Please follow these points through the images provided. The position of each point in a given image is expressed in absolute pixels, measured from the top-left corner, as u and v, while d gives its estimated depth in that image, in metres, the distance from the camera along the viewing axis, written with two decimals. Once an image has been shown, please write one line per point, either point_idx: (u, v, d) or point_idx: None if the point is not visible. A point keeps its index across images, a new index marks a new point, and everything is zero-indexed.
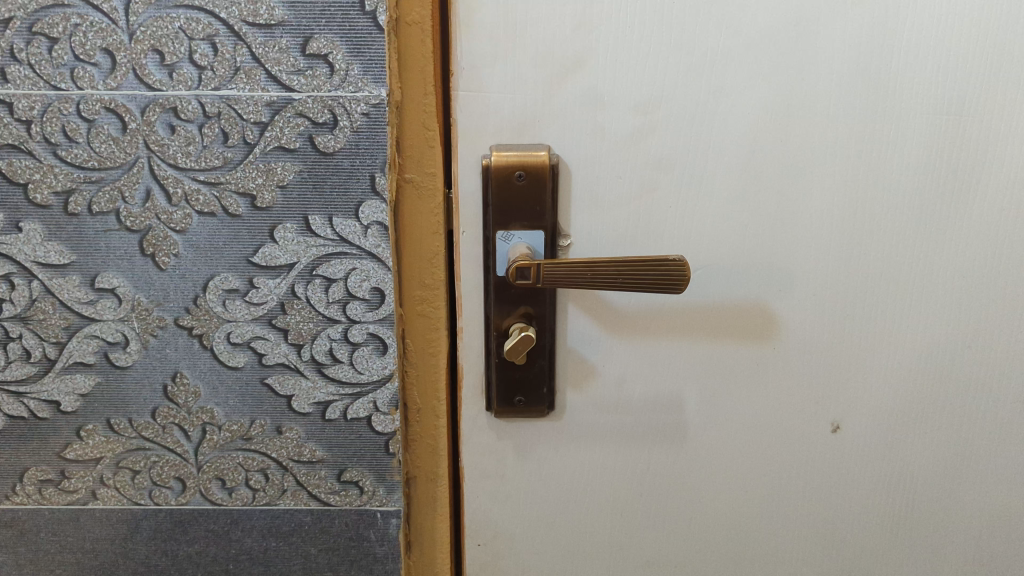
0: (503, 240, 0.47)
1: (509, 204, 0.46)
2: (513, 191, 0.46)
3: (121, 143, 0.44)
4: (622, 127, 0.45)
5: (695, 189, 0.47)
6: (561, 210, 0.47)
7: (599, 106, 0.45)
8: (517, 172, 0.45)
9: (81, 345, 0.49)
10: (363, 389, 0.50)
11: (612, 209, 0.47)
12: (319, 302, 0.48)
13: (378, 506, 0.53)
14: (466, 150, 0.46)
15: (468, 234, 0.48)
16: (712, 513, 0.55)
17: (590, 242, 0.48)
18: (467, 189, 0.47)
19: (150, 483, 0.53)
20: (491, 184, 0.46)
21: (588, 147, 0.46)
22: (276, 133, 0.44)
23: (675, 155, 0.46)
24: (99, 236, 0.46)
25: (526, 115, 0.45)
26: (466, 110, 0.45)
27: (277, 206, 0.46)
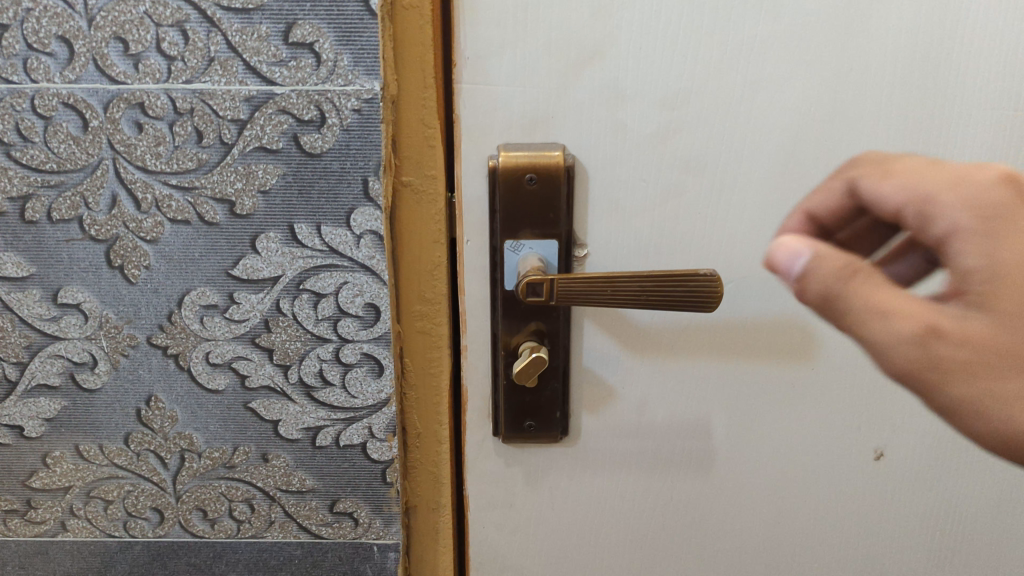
0: (513, 251, 0.42)
1: (519, 210, 0.41)
2: (523, 196, 0.41)
3: (81, 143, 0.39)
4: (646, 125, 0.40)
5: (728, 193, 0.42)
6: (576, 216, 0.42)
7: (621, 101, 0.40)
8: (527, 175, 0.40)
9: (45, 365, 0.44)
10: (357, 413, 0.45)
11: (635, 214, 0.42)
12: (308, 319, 0.43)
13: (375, 539, 0.49)
14: (471, 149, 0.41)
15: (473, 243, 0.43)
16: (738, 546, 0.50)
17: (609, 251, 0.43)
18: (472, 193, 0.42)
19: (125, 514, 0.48)
20: (498, 188, 0.41)
21: (608, 146, 0.41)
22: (256, 131, 0.39)
23: (706, 155, 0.41)
24: (61, 246, 0.41)
25: (539, 110, 0.40)
26: (470, 104, 0.40)
27: (258, 213, 0.41)
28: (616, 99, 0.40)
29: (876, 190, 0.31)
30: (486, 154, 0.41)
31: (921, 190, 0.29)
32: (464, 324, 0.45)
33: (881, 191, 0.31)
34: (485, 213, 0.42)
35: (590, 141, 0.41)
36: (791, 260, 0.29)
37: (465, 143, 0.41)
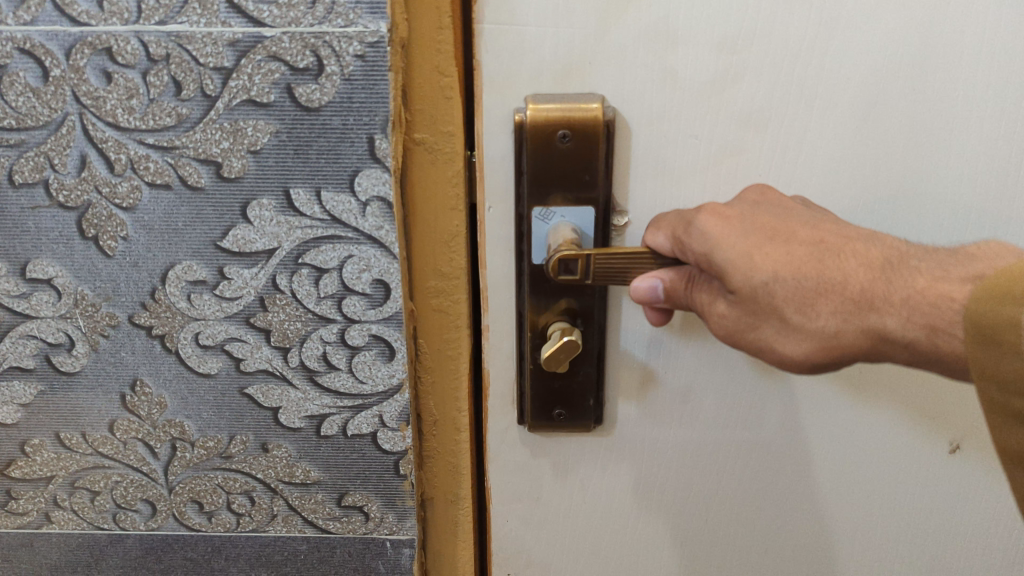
0: (542, 219, 0.36)
1: (549, 172, 0.35)
2: (554, 156, 0.35)
3: (43, 96, 0.34)
4: (701, 72, 0.34)
5: (793, 153, 0.36)
6: (617, 178, 0.36)
7: (673, 44, 0.34)
8: (559, 132, 0.34)
9: (16, 346, 0.39)
10: (366, 401, 0.40)
11: (685, 177, 0.36)
12: (309, 297, 0.38)
13: (387, 535, 0.44)
14: (496, 100, 0.35)
15: (496, 210, 0.37)
16: (793, 541, 0.46)
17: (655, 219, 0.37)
18: (496, 152, 0.36)
19: (114, 505, 0.44)
20: (525, 147, 0.35)
21: (654, 98, 0.35)
22: (243, 82, 0.33)
23: (771, 108, 0.35)
24: (26, 214, 0.36)
25: (575, 54, 0.34)
26: (494, 47, 0.34)
27: (249, 176, 0.35)
28: (665, 41, 0.33)
29: (651, 236, 0.34)
30: (513, 108, 0.35)
31: (676, 227, 0.33)
32: (486, 302, 0.39)
33: (653, 241, 0.34)
34: (510, 176, 0.36)
35: (635, 92, 0.35)
36: (654, 294, 0.34)
37: (488, 93, 0.35)
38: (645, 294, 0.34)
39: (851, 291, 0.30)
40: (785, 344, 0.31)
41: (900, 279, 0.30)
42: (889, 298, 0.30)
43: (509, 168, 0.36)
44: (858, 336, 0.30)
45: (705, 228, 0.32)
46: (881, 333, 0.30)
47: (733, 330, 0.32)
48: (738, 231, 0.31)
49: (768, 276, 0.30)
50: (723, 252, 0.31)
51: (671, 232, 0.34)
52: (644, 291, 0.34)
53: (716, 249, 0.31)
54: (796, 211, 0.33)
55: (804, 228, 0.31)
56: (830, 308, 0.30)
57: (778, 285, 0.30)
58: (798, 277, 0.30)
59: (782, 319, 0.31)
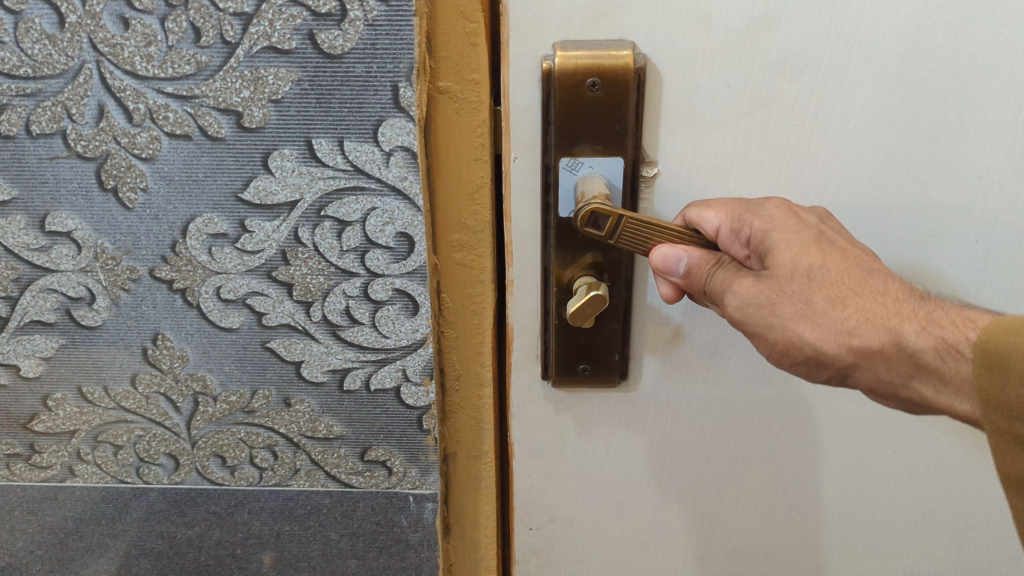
0: (570, 170, 0.35)
1: (578, 123, 0.34)
2: (582, 106, 0.34)
3: (59, 43, 0.33)
4: (734, 16, 0.33)
5: (828, 104, 0.34)
6: (647, 128, 0.35)
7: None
8: (588, 81, 0.33)
9: (36, 300, 0.39)
10: (389, 355, 0.40)
11: (716, 125, 0.35)
12: (331, 251, 0.37)
13: (410, 489, 0.44)
14: (523, 46, 0.34)
15: (522, 161, 0.36)
16: (814, 503, 0.45)
17: (685, 169, 0.36)
18: (523, 101, 0.35)
19: (137, 459, 0.44)
20: (553, 96, 0.34)
21: (687, 42, 0.33)
22: (264, 28, 0.33)
23: (807, 53, 0.33)
24: (44, 164, 0.36)
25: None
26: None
27: (270, 126, 0.35)
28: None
29: (697, 213, 0.34)
30: (540, 55, 0.34)
31: (733, 209, 0.33)
32: (510, 255, 0.39)
33: (700, 216, 0.33)
34: (536, 126, 0.35)
35: (666, 36, 0.33)
36: (675, 264, 0.33)
37: (514, 39, 0.34)
38: (664, 264, 0.33)
39: (884, 300, 0.30)
40: (800, 326, 0.30)
41: (931, 304, 0.30)
42: (914, 312, 0.29)
43: (536, 118, 0.35)
44: (876, 337, 0.29)
45: (772, 217, 0.32)
46: (899, 341, 0.29)
47: (750, 303, 0.31)
48: (803, 227, 0.31)
49: (815, 262, 0.30)
50: (784, 236, 0.31)
51: (724, 213, 0.33)
52: (664, 260, 0.33)
53: (776, 230, 0.31)
54: (854, 240, 0.33)
55: (859, 250, 0.32)
56: (857, 307, 0.30)
57: (824, 273, 0.30)
58: (842, 273, 0.30)
59: (808, 303, 0.30)
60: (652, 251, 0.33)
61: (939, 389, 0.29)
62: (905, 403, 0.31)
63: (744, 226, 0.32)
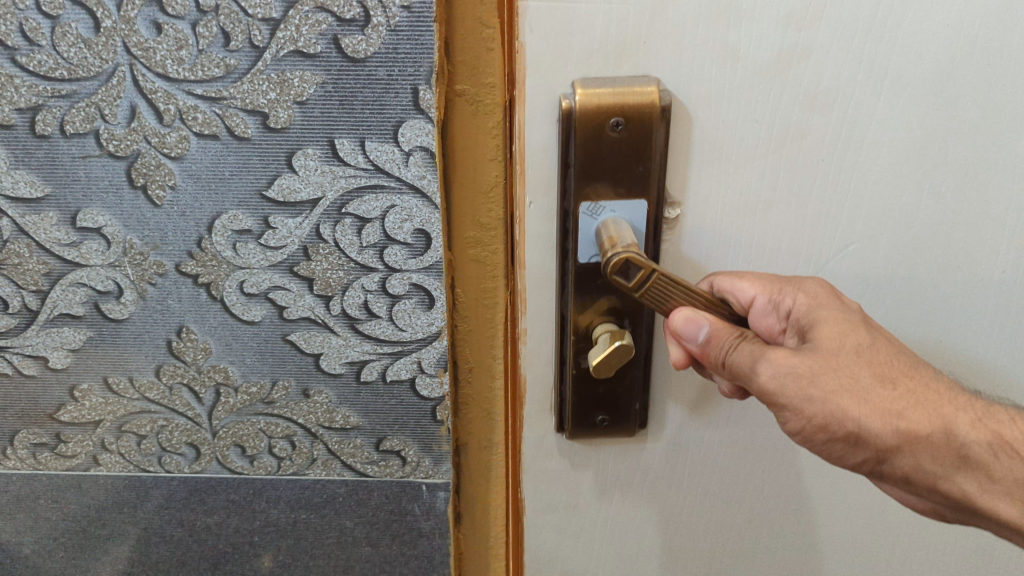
0: (590, 216, 0.32)
1: (599, 163, 0.31)
2: (603, 148, 0.31)
3: (94, 47, 0.35)
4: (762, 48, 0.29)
5: (853, 151, 0.32)
6: (673, 166, 0.32)
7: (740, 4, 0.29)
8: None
9: (67, 293, 0.40)
10: (405, 347, 0.42)
11: (737, 162, 0.32)
12: (351, 246, 0.39)
13: (423, 479, 0.46)
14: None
15: (540, 201, 0.33)
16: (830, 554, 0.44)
17: (707, 209, 0.33)
18: (538, 143, 0.31)
19: (160, 449, 0.45)
20: (573, 136, 0.30)
21: (712, 76, 0.30)
22: (291, 33, 0.34)
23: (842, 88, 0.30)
24: (77, 163, 0.37)
25: (629, 24, 0.29)
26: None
27: (295, 126, 0.36)
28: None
29: (728, 284, 0.32)
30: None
31: (771, 281, 0.32)
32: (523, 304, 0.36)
33: (734, 288, 0.32)
34: (555, 162, 0.32)
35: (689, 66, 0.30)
36: (694, 331, 0.31)
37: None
38: (684, 328, 0.31)
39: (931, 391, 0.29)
40: (844, 400, 0.29)
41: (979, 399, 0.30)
42: (968, 402, 0.30)
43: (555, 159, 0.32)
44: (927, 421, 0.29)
45: (815, 294, 0.31)
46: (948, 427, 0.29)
47: (790, 373, 0.29)
48: (846, 308, 0.31)
49: (864, 341, 0.29)
50: (828, 312, 0.30)
51: (759, 282, 0.32)
52: (686, 325, 0.30)
53: (819, 308, 0.30)
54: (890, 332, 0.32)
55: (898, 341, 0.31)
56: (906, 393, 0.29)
57: (872, 352, 0.29)
58: (892, 356, 0.30)
59: (855, 379, 0.29)
60: (672, 315, 0.31)
61: (983, 486, 0.30)
62: (937, 499, 0.31)
63: (783, 299, 0.31)
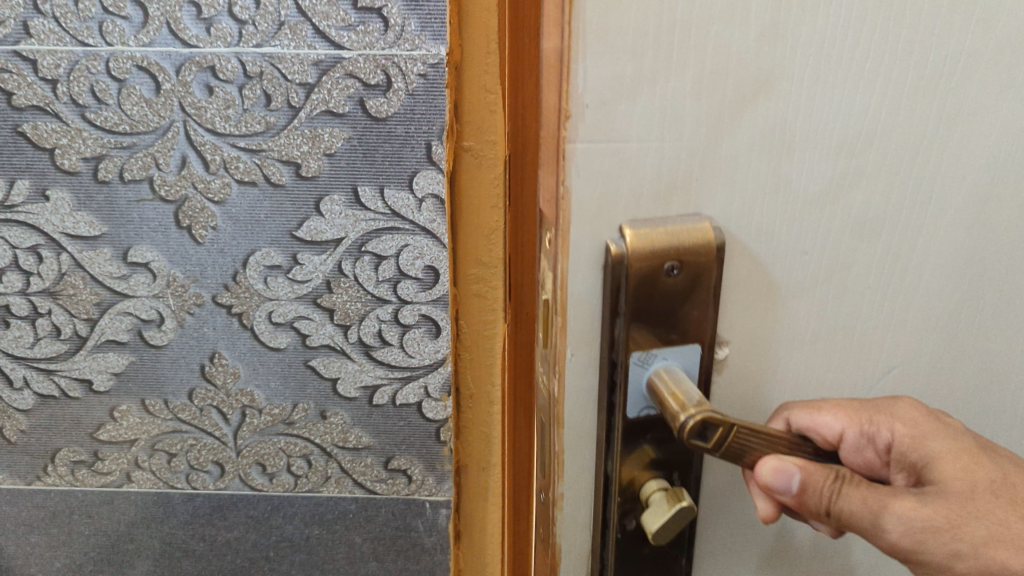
0: (641, 364, 0.22)
1: (652, 313, 0.22)
2: (656, 299, 0.21)
3: (154, 106, 0.41)
4: (851, 127, 0.20)
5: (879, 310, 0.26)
6: (741, 310, 0.23)
7: (834, 56, 0.19)
8: (665, 263, 0.21)
9: (114, 321, 0.46)
10: (414, 372, 0.47)
11: (814, 285, 0.22)
12: (369, 280, 0.45)
13: (427, 496, 0.50)
14: (586, 233, 0.21)
15: (572, 460, 0.24)
16: None
17: (783, 345, 0.23)
18: (582, 294, 0.21)
19: (188, 466, 0.50)
20: (625, 293, 0.21)
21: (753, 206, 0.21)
22: (323, 95, 0.40)
23: (923, 163, 0.21)
24: (132, 205, 0.43)
25: (676, 164, 0.20)
26: (588, 163, 0.20)
27: (323, 175, 0.42)
28: (837, 77, 0.20)
29: (808, 416, 0.23)
30: (601, 239, 0.21)
31: (856, 407, 0.23)
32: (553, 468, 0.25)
33: (815, 422, 0.23)
34: (596, 406, 0.23)
35: (732, 156, 0.20)
36: (786, 483, 0.22)
37: (574, 220, 0.20)
38: (774, 482, 0.22)
39: None
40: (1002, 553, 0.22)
41: None
42: None
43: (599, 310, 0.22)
44: None
45: (910, 419, 0.23)
46: None
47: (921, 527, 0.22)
48: (953, 431, 0.23)
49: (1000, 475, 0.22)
50: (936, 442, 0.23)
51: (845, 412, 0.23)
52: (775, 477, 0.22)
53: (926, 438, 0.23)
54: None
55: None
56: None
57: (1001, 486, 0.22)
58: None
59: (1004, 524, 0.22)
60: (756, 468, 0.22)
61: None
62: None
63: (878, 431, 0.23)
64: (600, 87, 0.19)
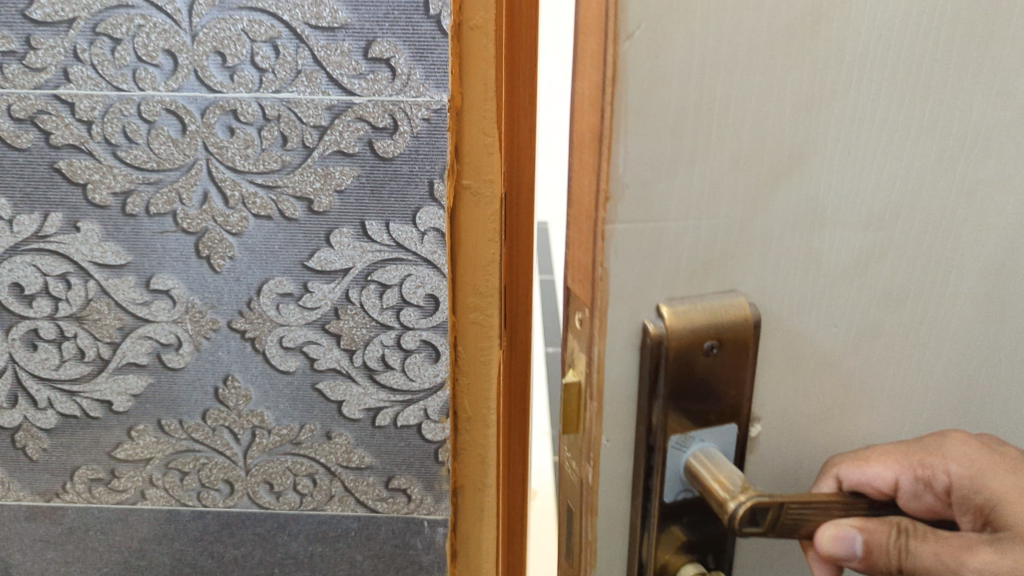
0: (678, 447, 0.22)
1: (688, 393, 0.21)
2: (693, 378, 0.21)
3: (180, 145, 0.44)
4: (886, 196, 0.21)
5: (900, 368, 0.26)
6: (773, 385, 0.23)
7: (866, 127, 0.20)
8: (704, 341, 0.21)
9: (135, 345, 0.49)
10: (414, 396, 0.50)
11: (845, 353, 0.23)
12: (374, 307, 0.48)
13: (425, 514, 0.53)
14: (623, 315, 0.20)
15: (605, 549, 0.23)
16: None
17: (809, 416, 0.23)
18: (620, 379, 0.21)
19: (199, 485, 0.52)
20: (663, 375, 0.21)
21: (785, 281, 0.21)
22: (335, 137, 0.44)
23: (945, 231, 0.22)
24: (156, 236, 0.46)
25: (713, 243, 0.20)
26: (627, 242, 0.20)
27: (334, 210, 0.45)
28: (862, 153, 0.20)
29: (858, 472, 0.23)
30: (640, 319, 0.20)
31: (904, 453, 0.24)
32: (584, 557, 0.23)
33: (868, 477, 0.23)
34: (629, 490, 0.22)
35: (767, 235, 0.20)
36: (850, 547, 0.22)
37: (613, 302, 0.20)
38: (838, 551, 0.22)
39: None
40: None
41: None
42: None
43: (635, 392, 0.21)
44: None
45: (964, 463, 0.23)
46: None
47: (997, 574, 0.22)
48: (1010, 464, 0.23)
49: None
50: (995, 481, 0.23)
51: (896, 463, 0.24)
52: (837, 547, 0.22)
53: (983, 478, 0.23)
54: None
55: None
56: None
57: None
58: None
59: None
60: (815, 539, 0.22)
61: None
62: None
63: (932, 474, 0.24)
64: (640, 168, 0.19)
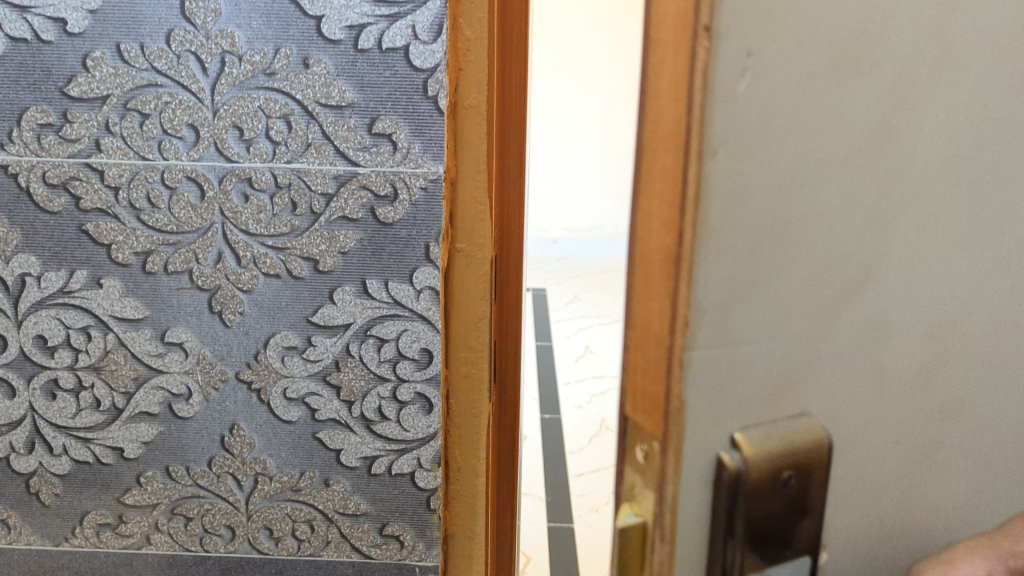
0: None
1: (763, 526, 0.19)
2: (768, 511, 0.19)
3: (198, 209, 0.48)
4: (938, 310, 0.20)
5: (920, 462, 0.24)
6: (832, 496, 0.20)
7: (864, 201, 0.18)
8: (782, 472, 0.19)
9: (148, 394, 0.52)
10: (408, 445, 0.53)
11: (888, 455, 0.21)
12: (372, 360, 0.51)
13: (417, 561, 0.55)
14: (698, 448, 0.18)
15: None
16: None
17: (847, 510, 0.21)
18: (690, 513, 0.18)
19: (202, 530, 0.55)
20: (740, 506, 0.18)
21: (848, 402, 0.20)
22: (341, 203, 0.48)
23: (932, 320, 0.20)
24: (172, 293, 0.50)
25: (783, 370, 0.19)
26: (705, 374, 0.18)
27: (338, 269, 0.49)
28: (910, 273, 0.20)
29: None
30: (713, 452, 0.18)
31: None
32: None
33: None
34: None
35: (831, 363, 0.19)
36: None
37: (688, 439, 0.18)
38: None
39: None
40: None
41: None
42: None
43: (703, 520, 0.19)
44: None
45: None
46: None
47: None
48: None
49: None
50: None
51: None
52: None
53: None
54: None
55: None
56: None
57: None
58: None
59: None
60: None
61: None
62: None
63: None
64: (719, 291, 0.17)
